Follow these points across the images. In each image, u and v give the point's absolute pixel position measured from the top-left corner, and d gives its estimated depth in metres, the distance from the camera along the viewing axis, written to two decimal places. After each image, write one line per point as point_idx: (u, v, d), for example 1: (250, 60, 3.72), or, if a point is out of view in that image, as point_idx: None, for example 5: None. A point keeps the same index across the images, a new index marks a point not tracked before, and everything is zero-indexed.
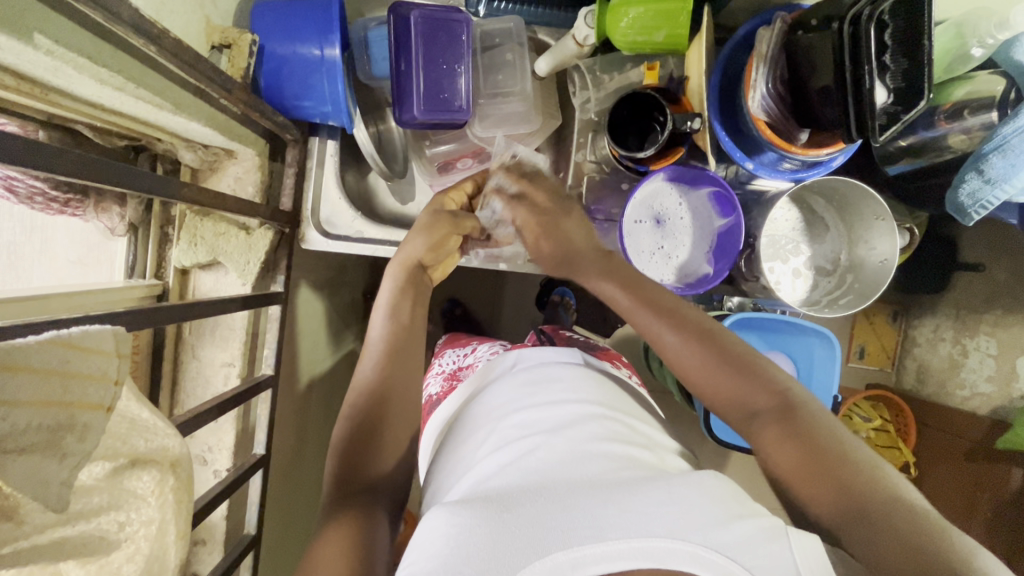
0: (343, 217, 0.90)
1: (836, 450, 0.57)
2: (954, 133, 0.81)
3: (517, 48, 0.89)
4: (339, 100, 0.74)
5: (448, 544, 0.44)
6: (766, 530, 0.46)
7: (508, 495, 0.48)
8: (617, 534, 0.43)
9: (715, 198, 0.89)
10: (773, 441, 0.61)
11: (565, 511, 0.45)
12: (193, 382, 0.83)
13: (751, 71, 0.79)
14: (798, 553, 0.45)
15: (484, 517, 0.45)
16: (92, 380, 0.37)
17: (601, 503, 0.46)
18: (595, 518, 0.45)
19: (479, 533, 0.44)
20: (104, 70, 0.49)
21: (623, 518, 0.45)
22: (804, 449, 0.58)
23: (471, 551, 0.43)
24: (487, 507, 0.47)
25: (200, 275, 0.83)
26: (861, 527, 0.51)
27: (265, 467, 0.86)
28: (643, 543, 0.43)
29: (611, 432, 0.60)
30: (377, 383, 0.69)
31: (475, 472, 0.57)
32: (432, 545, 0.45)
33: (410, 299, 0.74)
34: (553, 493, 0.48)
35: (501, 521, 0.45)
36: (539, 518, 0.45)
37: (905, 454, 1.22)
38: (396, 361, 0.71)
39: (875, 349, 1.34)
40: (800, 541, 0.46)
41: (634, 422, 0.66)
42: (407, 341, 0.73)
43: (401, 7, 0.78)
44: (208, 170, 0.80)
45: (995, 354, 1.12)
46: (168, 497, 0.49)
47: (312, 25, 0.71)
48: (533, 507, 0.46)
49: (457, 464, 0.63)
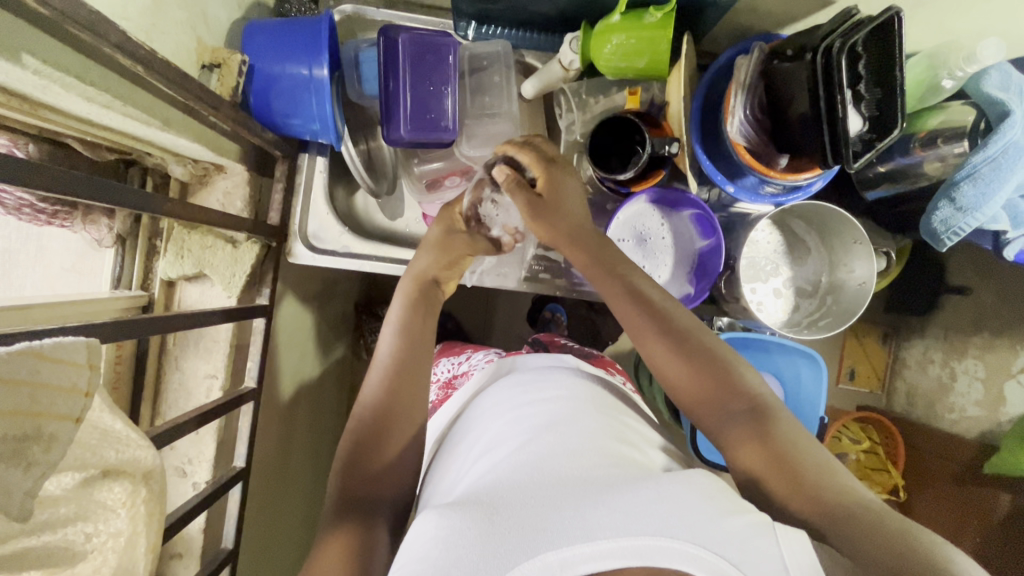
0: (331, 231, 0.91)
1: (803, 454, 0.58)
2: (930, 160, 0.83)
3: (505, 71, 0.92)
4: (327, 119, 0.76)
5: (438, 546, 0.45)
6: (754, 526, 0.46)
7: (498, 496, 0.49)
8: (606, 533, 0.43)
9: (696, 220, 0.91)
10: (744, 442, 0.61)
11: (554, 511, 0.45)
12: (175, 394, 0.84)
13: (730, 98, 0.81)
14: (787, 553, 0.45)
15: (473, 519, 0.46)
16: (61, 392, 0.38)
17: (590, 503, 0.46)
18: (584, 517, 0.44)
19: (467, 536, 0.44)
20: (91, 89, 0.50)
21: (612, 517, 0.44)
22: (776, 450, 0.59)
23: (461, 554, 0.43)
24: (476, 510, 0.47)
25: (186, 286, 0.83)
26: (837, 527, 0.51)
27: (245, 480, 0.85)
28: (632, 541, 0.42)
29: (608, 434, 0.59)
30: (383, 398, 0.68)
31: (468, 474, 0.57)
32: (424, 548, 0.46)
33: (419, 312, 0.75)
34: (543, 495, 0.48)
35: (490, 524, 0.45)
36: (528, 519, 0.45)
37: (894, 477, 1.22)
38: (403, 376, 0.70)
39: (866, 372, 1.35)
40: (787, 537, 0.46)
41: (627, 419, 0.66)
42: (413, 350, 0.72)
43: (390, 30, 0.80)
44: (198, 185, 0.81)
45: (983, 378, 1.13)
46: (139, 509, 0.50)
47: (301, 46, 0.73)
48: (522, 509, 0.46)
49: (450, 466, 0.64)
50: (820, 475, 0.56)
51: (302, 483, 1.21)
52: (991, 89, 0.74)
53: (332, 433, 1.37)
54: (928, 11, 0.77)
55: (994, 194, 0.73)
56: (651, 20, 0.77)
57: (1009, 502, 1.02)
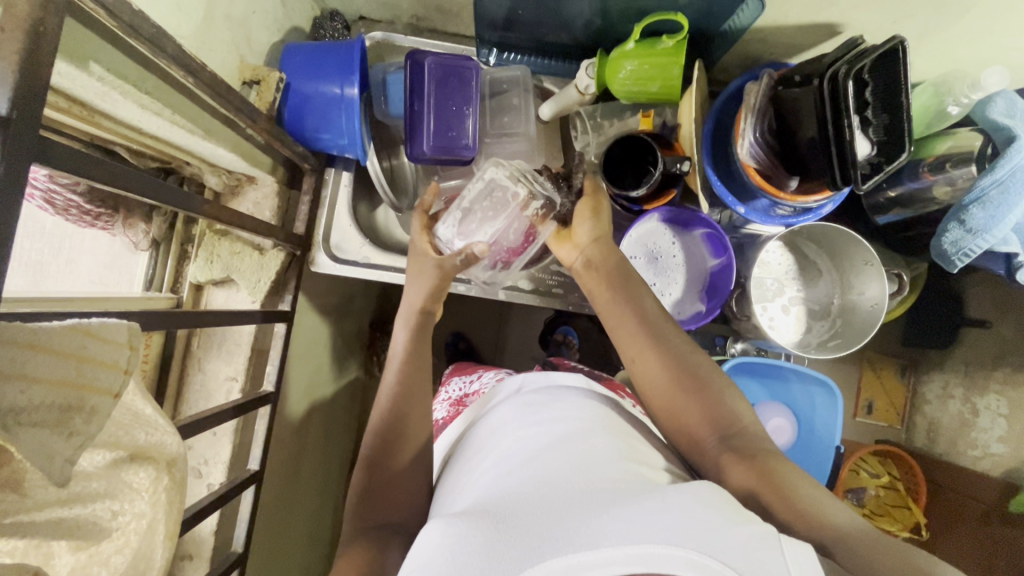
0: (352, 242, 0.95)
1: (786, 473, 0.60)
2: (939, 184, 0.84)
3: (523, 94, 0.96)
4: (355, 135, 0.80)
5: (446, 552, 0.45)
6: (760, 535, 0.47)
7: (505, 507, 0.50)
8: (611, 541, 0.44)
9: (707, 240, 0.93)
10: (732, 463, 0.63)
11: (560, 521, 0.46)
12: (196, 395, 0.86)
13: (740, 121, 0.84)
14: (792, 564, 0.44)
15: (479, 528, 0.47)
16: (104, 367, 0.41)
17: (595, 512, 0.47)
18: (589, 526, 0.45)
19: (475, 541, 0.45)
20: (145, 96, 0.55)
21: (619, 526, 0.45)
22: (763, 468, 0.61)
23: (468, 559, 0.44)
24: (484, 518, 0.48)
25: (213, 291, 0.87)
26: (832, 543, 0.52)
27: (258, 483, 0.87)
28: (638, 549, 0.43)
29: (613, 449, 0.60)
30: (389, 420, 0.73)
31: (475, 486, 0.58)
32: (430, 555, 0.47)
33: (422, 346, 0.80)
34: (550, 506, 0.49)
35: (498, 531, 0.46)
36: (535, 528, 0.46)
37: (916, 515, 1.19)
38: (411, 398, 0.75)
39: (884, 406, 1.33)
40: (793, 548, 0.46)
41: (633, 438, 0.66)
42: (417, 378, 0.77)
43: (417, 53, 0.85)
44: (230, 195, 0.86)
45: (1006, 414, 1.10)
46: (161, 496, 0.51)
47: (335, 67, 0.78)
48: (529, 518, 0.47)
49: (459, 479, 0.64)
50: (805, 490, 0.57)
51: (311, 498, 1.21)
52: (996, 116, 0.75)
53: (342, 448, 1.38)
54: (932, 42, 0.80)
55: (1004, 217, 0.74)
56: (663, 47, 0.81)
57: None
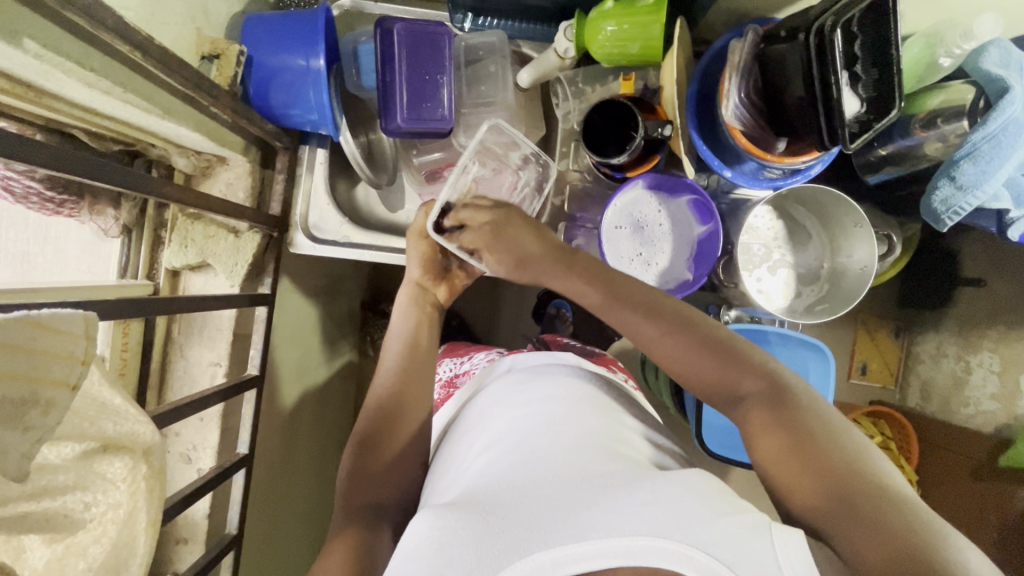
0: (331, 221, 0.92)
1: (826, 435, 0.55)
2: (930, 141, 0.82)
3: (501, 61, 0.91)
4: (325, 108, 0.77)
5: (436, 545, 0.46)
6: (748, 525, 0.46)
7: (495, 497, 0.50)
8: (598, 533, 0.44)
9: (694, 207, 0.91)
10: (761, 431, 0.59)
11: (550, 512, 0.47)
12: (180, 381, 0.86)
13: (724, 81, 0.81)
14: (781, 552, 0.44)
15: (469, 520, 0.47)
16: (57, 358, 0.39)
17: (585, 505, 0.48)
18: (579, 519, 0.46)
19: (462, 534, 0.46)
20: (91, 74, 0.52)
21: (606, 518, 0.46)
22: (794, 431, 0.56)
23: (457, 554, 0.45)
24: (472, 510, 0.49)
25: (190, 276, 0.85)
26: (850, 518, 0.49)
27: (249, 466, 0.87)
28: (624, 542, 0.44)
29: (605, 432, 0.60)
30: (385, 399, 0.73)
31: (467, 472, 0.59)
32: (420, 547, 0.47)
33: (425, 325, 0.80)
34: (539, 497, 0.50)
35: (486, 524, 0.47)
36: (527, 521, 0.47)
37: (909, 474, 1.20)
38: (406, 378, 0.75)
39: (878, 367, 1.32)
40: (784, 538, 0.45)
41: (623, 420, 0.66)
42: (416, 361, 0.77)
43: (386, 20, 0.81)
44: (201, 176, 0.84)
45: (998, 371, 1.12)
46: (140, 485, 0.51)
47: (299, 37, 0.74)
48: (518, 510, 0.48)
49: (453, 463, 0.64)
50: (842, 456, 0.53)
51: (308, 477, 1.22)
52: (988, 67, 0.73)
53: (338, 428, 1.39)
54: None
55: (994, 172, 0.73)
56: (642, 5, 0.78)
57: None
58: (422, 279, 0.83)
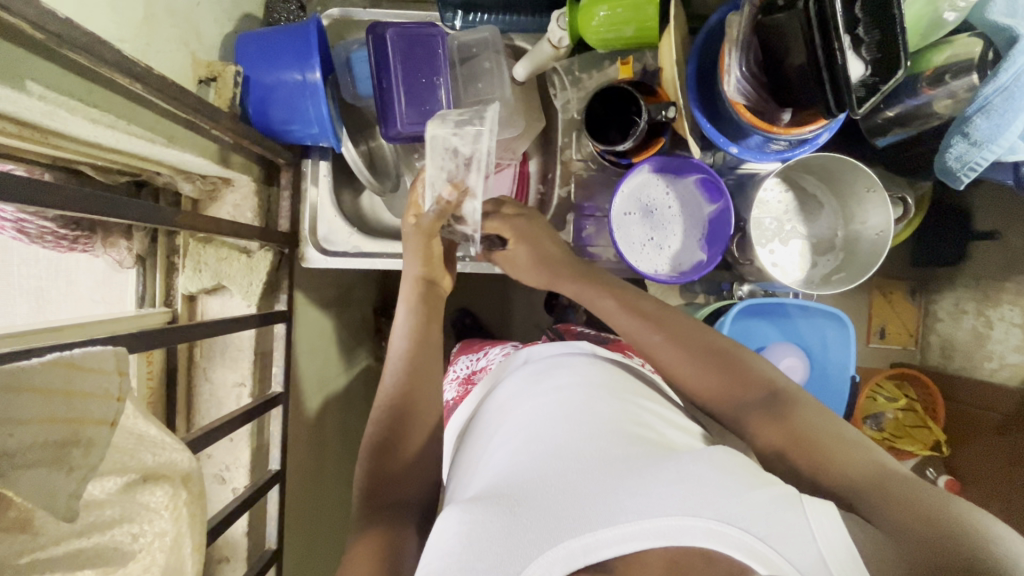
0: (340, 233, 0.92)
1: (827, 426, 0.57)
2: (940, 98, 0.81)
3: (495, 57, 0.90)
4: (325, 121, 0.77)
5: (465, 539, 0.47)
6: (779, 497, 0.47)
7: (522, 487, 0.51)
8: (627, 517, 0.45)
9: (702, 185, 0.91)
10: (768, 435, 0.59)
11: (576, 498, 0.48)
12: (207, 404, 0.87)
13: (725, 56, 0.80)
14: (814, 522, 0.45)
15: (497, 511, 0.48)
16: (93, 398, 0.40)
17: (610, 489, 0.48)
18: (605, 504, 0.47)
19: (491, 527, 0.47)
20: (94, 109, 0.52)
21: (634, 501, 0.46)
22: (796, 428, 0.58)
23: (487, 547, 0.46)
24: (499, 501, 0.49)
25: (207, 299, 0.86)
26: (868, 504, 0.49)
27: (282, 481, 0.88)
28: (653, 523, 0.45)
29: (624, 412, 0.60)
30: (397, 394, 0.72)
31: (490, 463, 0.59)
32: (450, 541, 0.48)
33: (430, 319, 0.78)
34: (566, 483, 0.50)
35: (513, 515, 0.47)
36: (553, 510, 0.47)
37: (936, 433, 1.20)
38: (417, 373, 0.74)
39: (896, 330, 1.29)
40: (814, 508, 0.46)
41: (642, 399, 0.65)
42: (425, 354, 0.75)
43: (377, 27, 0.79)
44: (208, 200, 0.85)
45: (1020, 323, 1.10)
46: (182, 512, 0.52)
47: (291, 53, 0.74)
48: (544, 498, 0.49)
49: (476, 455, 0.65)
50: (845, 448, 0.55)
51: (338, 486, 1.23)
52: (996, 17, 0.72)
53: None
54: None
55: (1009, 124, 0.71)
56: None
57: None
58: (426, 275, 0.79)
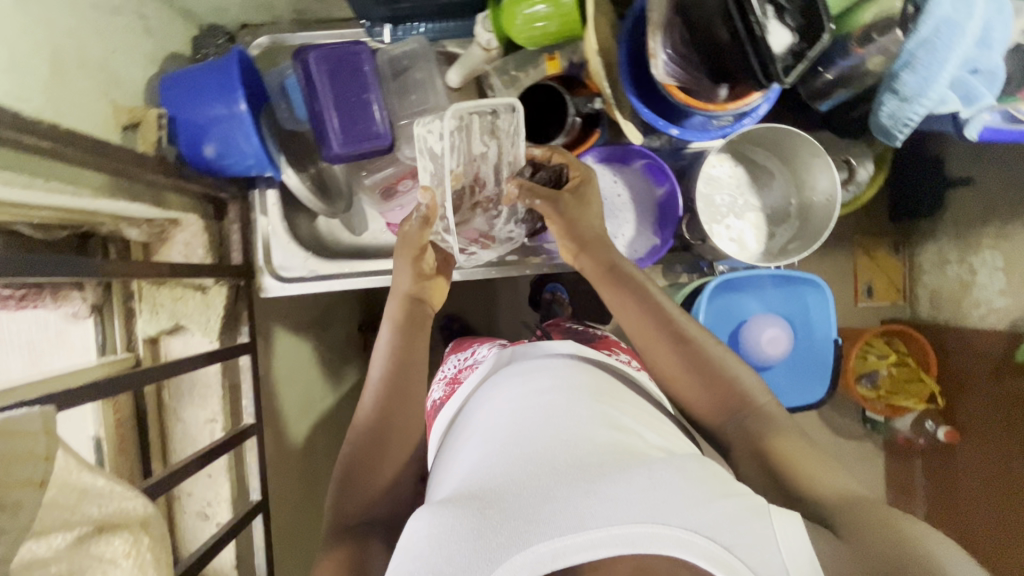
0: (295, 259, 0.93)
1: (803, 456, 0.61)
2: (872, 56, 0.79)
3: (426, 67, 0.90)
4: (259, 152, 0.77)
5: (434, 541, 0.46)
6: (748, 509, 0.47)
7: (494, 489, 0.50)
8: (597, 523, 0.45)
9: (648, 170, 0.91)
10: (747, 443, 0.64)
11: (548, 501, 0.47)
12: (181, 444, 0.87)
13: (650, 42, 0.80)
14: (781, 534, 0.46)
15: (467, 514, 0.47)
16: (17, 461, 0.40)
17: (582, 491, 0.48)
18: (576, 507, 0.46)
19: (460, 529, 0.46)
20: (5, 172, 0.53)
21: (604, 505, 0.46)
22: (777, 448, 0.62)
23: (456, 550, 0.45)
24: (470, 504, 0.49)
25: (169, 340, 0.87)
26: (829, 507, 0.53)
27: (266, 510, 0.89)
28: (623, 530, 0.45)
29: (600, 413, 0.60)
30: (376, 415, 0.71)
31: (464, 462, 0.58)
32: (419, 543, 0.47)
33: (415, 340, 0.76)
34: (538, 486, 0.49)
35: (484, 518, 0.47)
36: (524, 512, 0.47)
37: (929, 385, 1.26)
38: (396, 395, 0.72)
39: (884, 287, 1.39)
40: (784, 522, 0.47)
41: (620, 402, 0.65)
42: (406, 374, 0.74)
43: (301, 52, 0.79)
44: (158, 242, 0.86)
45: (1003, 266, 1.16)
46: (143, 558, 0.52)
47: (215, 88, 0.74)
48: (517, 502, 0.48)
49: (451, 455, 0.64)
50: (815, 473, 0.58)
51: None
52: None
53: None
54: None
55: (935, 78, 0.72)
56: None
57: None
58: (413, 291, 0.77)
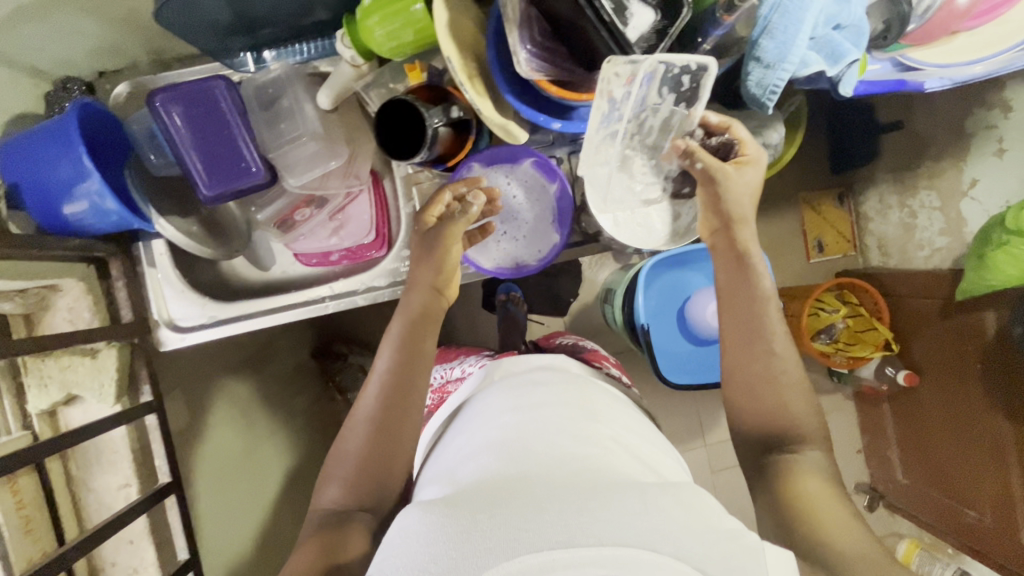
0: (191, 308, 0.90)
1: (829, 505, 0.62)
2: (741, 22, 0.72)
3: (293, 93, 0.86)
4: (119, 208, 0.74)
5: (420, 541, 0.45)
6: (741, 545, 0.44)
7: (484, 496, 0.48)
8: (587, 540, 0.42)
9: (539, 167, 0.89)
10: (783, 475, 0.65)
11: (536, 510, 0.45)
12: (97, 513, 0.85)
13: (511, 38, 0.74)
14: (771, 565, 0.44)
15: (457, 517, 0.45)
16: None
17: (574, 505, 0.45)
18: (566, 520, 0.44)
19: (447, 531, 0.44)
20: None
21: (597, 522, 0.43)
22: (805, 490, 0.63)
23: (440, 552, 0.43)
24: (457, 509, 0.47)
25: (68, 410, 0.84)
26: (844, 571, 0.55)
27: (196, 567, 0.87)
28: (613, 550, 0.42)
29: (591, 437, 0.59)
30: (379, 413, 0.70)
31: (457, 476, 0.57)
32: (405, 543, 0.46)
33: (426, 341, 0.76)
34: (528, 495, 0.47)
35: (473, 521, 0.45)
36: (511, 516, 0.45)
37: (885, 332, 1.25)
38: (399, 395, 0.71)
39: (834, 240, 1.43)
40: None
41: (612, 425, 0.65)
42: (410, 376, 0.73)
43: (150, 98, 0.76)
44: (39, 311, 0.83)
45: (939, 207, 1.17)
46: None
47: (55, 150, 0.71)
48: (507, 507, 0.46)
49: (443, 469, 0.63)
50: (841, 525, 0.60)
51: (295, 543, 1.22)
52: None
53: None
54: None
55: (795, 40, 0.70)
56: None
57: (996, 317, 1.03)
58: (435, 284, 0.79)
